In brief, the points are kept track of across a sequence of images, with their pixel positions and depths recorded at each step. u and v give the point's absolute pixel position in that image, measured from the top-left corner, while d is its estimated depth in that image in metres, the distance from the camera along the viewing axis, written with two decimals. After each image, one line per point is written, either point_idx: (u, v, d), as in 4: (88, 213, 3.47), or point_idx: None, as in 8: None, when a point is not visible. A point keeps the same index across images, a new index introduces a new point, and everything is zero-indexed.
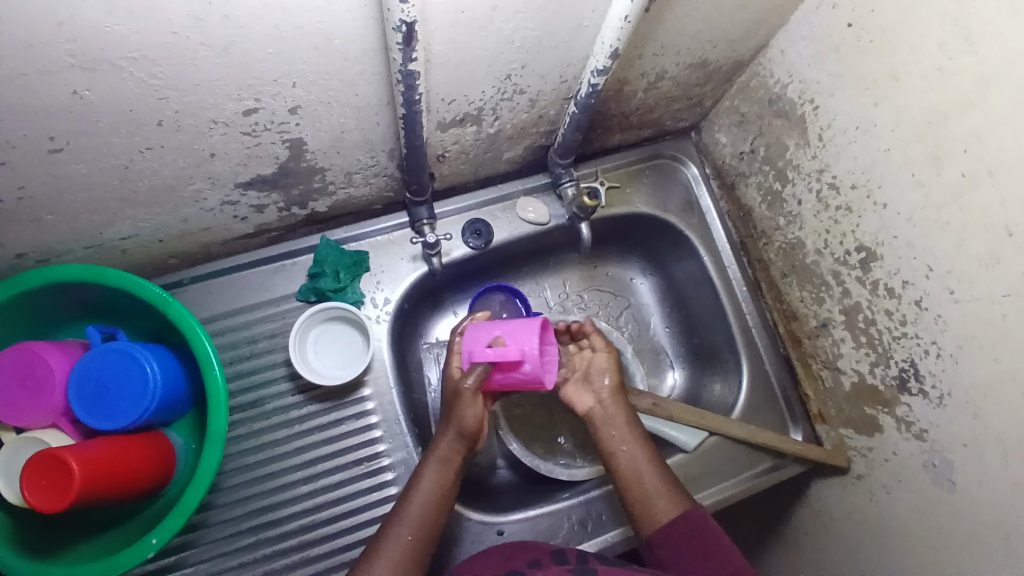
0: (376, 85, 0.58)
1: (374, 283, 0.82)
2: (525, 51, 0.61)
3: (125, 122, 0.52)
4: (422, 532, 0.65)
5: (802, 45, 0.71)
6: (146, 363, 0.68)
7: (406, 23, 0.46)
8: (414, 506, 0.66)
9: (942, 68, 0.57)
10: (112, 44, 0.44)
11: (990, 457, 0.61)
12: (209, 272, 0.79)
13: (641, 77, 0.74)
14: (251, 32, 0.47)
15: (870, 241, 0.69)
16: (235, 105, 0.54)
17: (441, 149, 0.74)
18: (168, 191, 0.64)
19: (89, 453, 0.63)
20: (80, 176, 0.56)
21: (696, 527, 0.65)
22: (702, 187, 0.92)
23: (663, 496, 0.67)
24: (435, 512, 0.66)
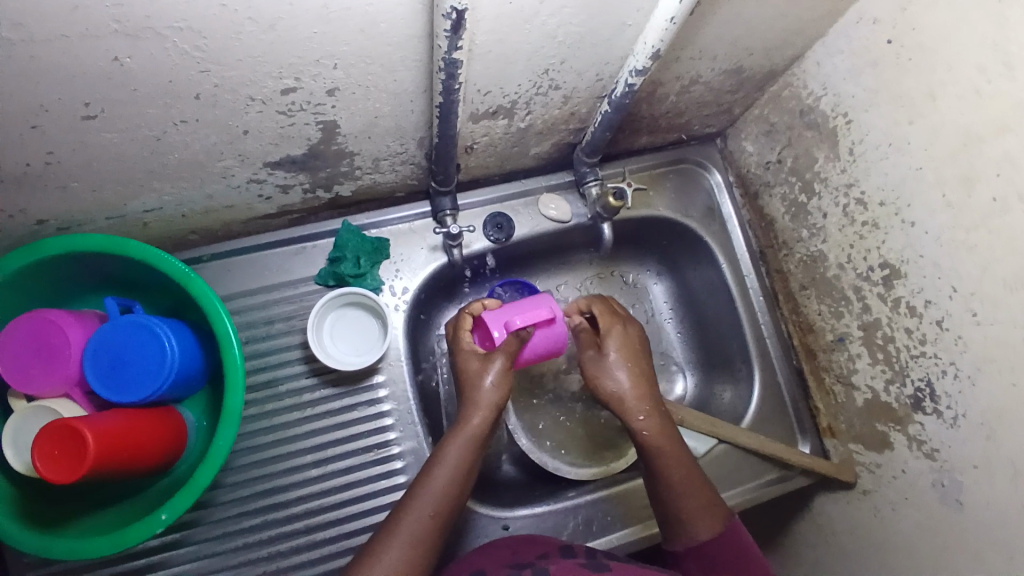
0: (415, 72, 0.58)
1: (393, 271, 0.82)
2: (566, 46, 0.61)
3: (162, 93, 0.51)
4: (443, 510, 0.62)
5: (839, 59, 0.70)
6: (165, 339, 0.68)
7: (456, 10, 0.46)
8: (432, 483, 0.63)
9: (980, 91, 0.57)
10: (158, 13, 0.43)
11: (1000, 480, 0.61)
12: (230, 250, 0.79)
13: (675, 80, 0.73)
14: (298, 9, 0.46)
15: (895, 258, 0.69)
16: (274, 84, 0.54)
17: (470, 141, 0.73)
18: (197, 166, 0.63)
19: (104, 426, 0.62)
20: (112, 146, 0.56)
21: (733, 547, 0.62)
22: (724, 194, 0.92)
23: (701, 513, 0.64)
24: (456, 491, 0.63)
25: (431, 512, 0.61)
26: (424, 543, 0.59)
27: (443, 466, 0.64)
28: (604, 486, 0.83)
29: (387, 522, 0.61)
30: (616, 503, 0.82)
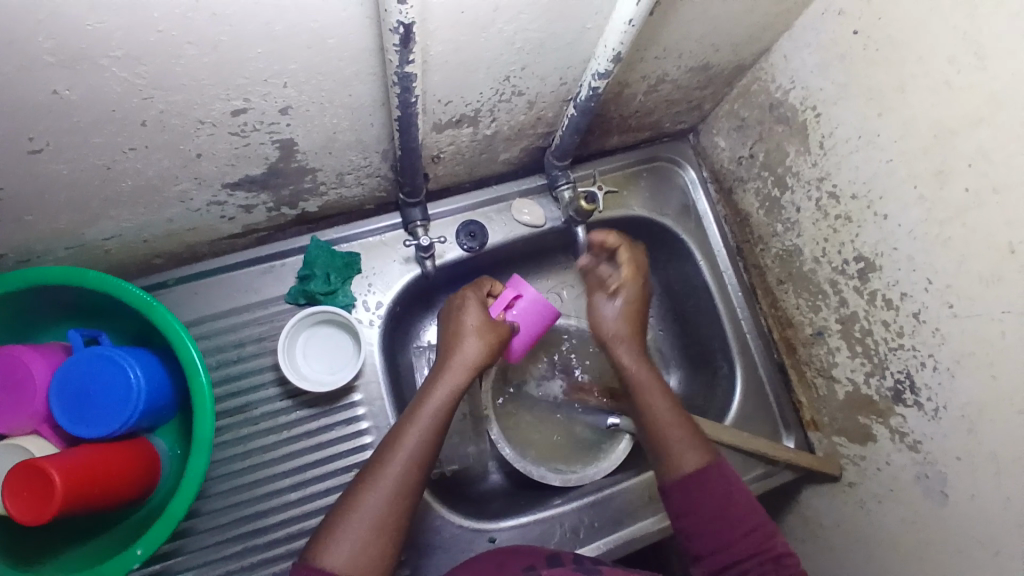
0: (371, 85, 0.56)
1: (365, 286, 0.80)
2: (526, 52, 0.59)
3: (108, 122, 0.49)
4: (427, 448, 0.63)
5: (807, 52, 0.70)
6: (130, 369, 0.66)
7: (404, 24, 0.44)
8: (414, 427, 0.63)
9: (951, 82, 0.57)
10: (94, 42, 0.41)
11: (983, 473, 0.61)
12: (195, 273, 0.77)
13: (642, 80, 0.72)
14: (243, 30, 0.45)
15: (870, 251, 0.69)
16: (222, 106, 0.52)
17: (436, 151, 0.72)
18: (153, 191, 0.61)
19: (71, 461, 0.61)
20: (61, 177, 0.54)
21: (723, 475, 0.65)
22: (699, 191, 0.91)
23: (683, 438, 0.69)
24: (435, 437, 0.64)
25: (414, 458, 0.62)
26: (407, 483, 0.61)
27: (428, 407, 0.65)
28: (590, 492, 0.83)
29: (366, 467, 0.61)
30: (603, 508, 0.81)
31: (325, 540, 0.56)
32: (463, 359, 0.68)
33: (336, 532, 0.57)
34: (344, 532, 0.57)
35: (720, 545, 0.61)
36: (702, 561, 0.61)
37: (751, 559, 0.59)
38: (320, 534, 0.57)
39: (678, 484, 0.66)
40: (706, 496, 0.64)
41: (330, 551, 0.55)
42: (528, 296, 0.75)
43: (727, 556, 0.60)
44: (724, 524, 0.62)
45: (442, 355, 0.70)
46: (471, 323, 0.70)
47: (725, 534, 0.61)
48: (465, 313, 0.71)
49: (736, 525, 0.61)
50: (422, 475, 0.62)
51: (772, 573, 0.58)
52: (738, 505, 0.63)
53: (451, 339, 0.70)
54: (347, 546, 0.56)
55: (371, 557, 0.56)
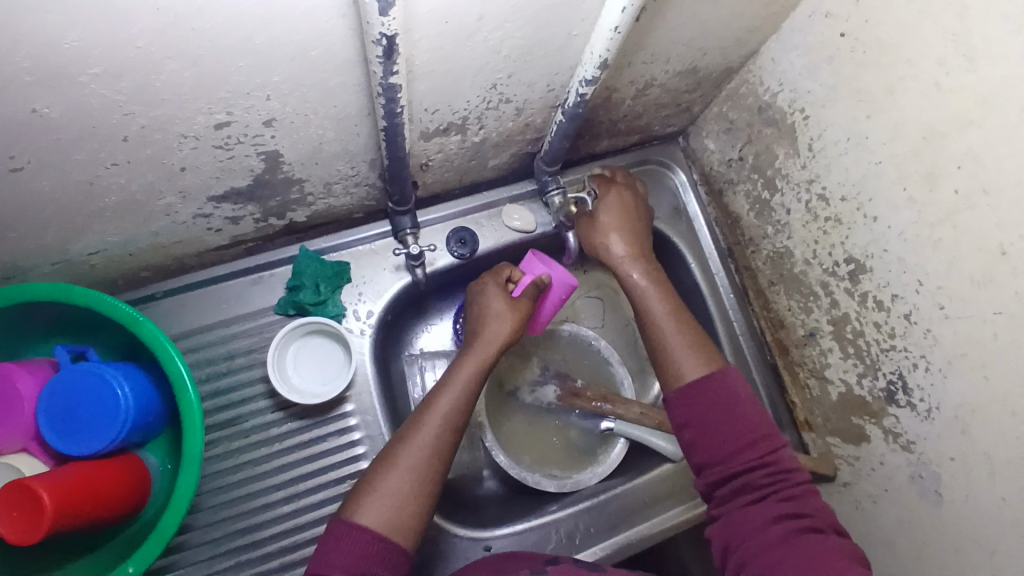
0: (356, 96, 0.55)
1: (355, 295, 0.80)
2: (513, 60, 0.59)
3: (89, 138, 0.49)
4: (459, 416, 0.67)
5: (795, 54, 0.69)
6: (117, 386, 0.65)
7: (387, 36, 0.44)
8: (449, 393, 0.68)
9: (940, 84, 0.56)
10: (73, 59, 0.41)
11: (977, 473, 0.61)
12: (184, 285, 0.76)
13: (630, 84, 0.72)
14: (224, 44, 0.44)
15: (860, 253, 0.69)
16: (205, 119, 0.51)
17: (424, 158, 0.71)
18: (138, 205, 0.60)
19: (60, 480, 0.60)
20: (43, 193, 0.53)
21: (726, 386, 0.64)
22: (689, 193, 0.91)
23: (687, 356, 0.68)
24: (467, 407, 0.69)
25: (447, 425, 0.66)
26: (442, 446, 0.65)
27: (459, 379, 0.69)
28: (585, 497, 0.82)
29: (400, 434, 0.66)
30: (598, 513, 0.81)
31: (366, 496, 0.61)
32: (492, 337, 0.73)
33: (375, 489, 0.61)
34: (382, 488, 0.61)
35: (728, 453, 0.61)
36: (708, 471, 0.62)
37: (758, 470, 0.60)
38: (358, 491, 0.62)
39: (685, 394, 0.65)
40: (712, 406, 0.63)
41: (368, 506, 0.60)
42: (566, 283, 0.79)
43: (736, 466, 0.60)
44: (731, 432, 0.61)
45: (473, 334, 0.74)
46: (499, 305, 0.74)
47: (734, 442, 0.61)
48: (493, 292, 0.75)
49: (746, 433, 0.61)
50: (453, 442, 0.66)
51: (770, 484, 0.59)
52: (748, 414, 0.63)
53: (481, 316, 0.75)
54: (384, 501, 0.60)
55: (405, 514, 0.61)
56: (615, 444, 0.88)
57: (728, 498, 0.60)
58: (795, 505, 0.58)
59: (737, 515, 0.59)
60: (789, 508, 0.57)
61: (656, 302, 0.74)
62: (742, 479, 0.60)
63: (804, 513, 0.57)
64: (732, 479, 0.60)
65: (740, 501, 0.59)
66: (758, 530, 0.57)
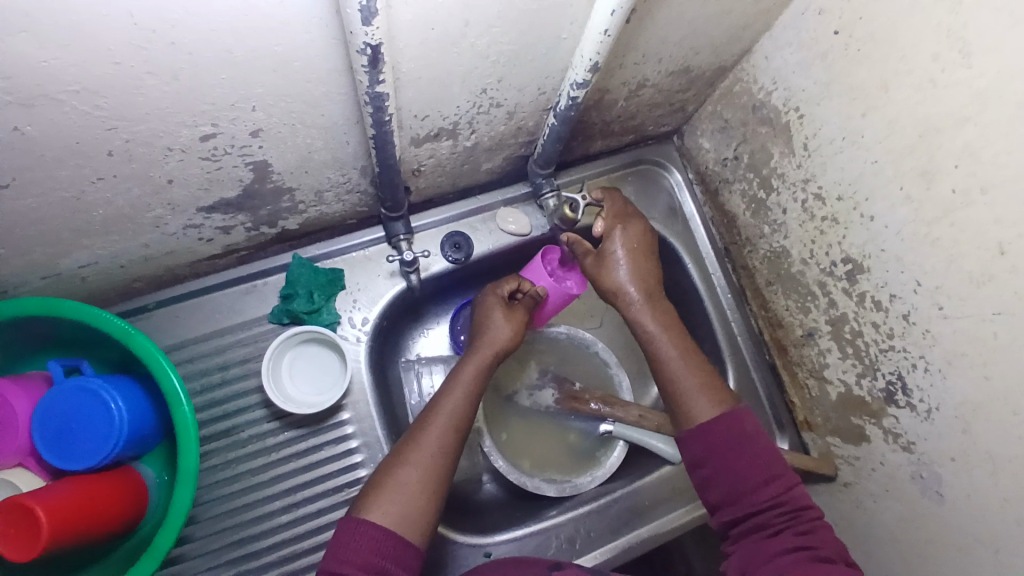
0: (343, 104, 0.55)
1: (350, 302, 0.79)
2: (502, 65, 0.58)
3: (72, 155, 0.48)
4: (461, 417, 0.68)
5: (788, 51, 0.69)
6: (111, 401, 0.65)
7: (371, 46, 0.43)
8: (451, 396, 0.69)
9: (935, 80, 0.56)
10: (49, 77, 0.40)
11: (980, 472, 0.60)
12: (176, 296, 0.75)
13: (622, 86, 0.71)
14: (204, 57, 0.43)
15: (857, 253, 0.68)
16: (190, 132, 0.50)
17: (416, 164, 0.71)
18: (125, 219, 0.60)
19: (57, 498, 0.60)
20: (28, 211, 0.52)
21: (735, 424, 0.64)
22: (685, 192, 0.90)
23: (701, 398, 0.67)
24: (470, 408, 0.69)
25: (450, 426, 0.66)
26: (446, 444, 0.65)
27: (460, 381, 0.70)
28: (585, 501, 0.82)
29: (406, 437, 0.66)
30: (599, 517, 0.80)
31: (372, 497, 0.61)
32: (492, 340, 0.73)
33: (381, 490, 0.61)
34: (389, 490, 0.61)
35: (741, 493, 0.61)
36: (723, 509, 0.62)
37: (772, 508, 0.60)
38: (365, 494, 0.62)
39: (695, 433, 0.64)
40: (724, 448, 0.62)
41: (374, 506, 0.60)
42: (571, 294, 0.79)
43: (750, 504, 0.60)
44: (747, 472, 0.61)
45: (472, 342, 0.75)
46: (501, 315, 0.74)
47: (748, 482, 0.61)
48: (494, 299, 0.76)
49: (759, 471, 0.61)
50: (457, 441, 0.67)
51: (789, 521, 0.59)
52: (762, 449, 0.62)
53: (482, 322, 0.75)
54: (395, 499, 0.61)
55: (412, 512, 0.61)
56: (614, 447, 0.87)
57: (744, 537, 0.60)
58: (810, 540, 0.57)
59: (751, 550, 0.58)
60: (807, 543, 0.57)
61: (666, 348, 0.71)
62: (757, 517, 0.60)
63: (820, 546, 0.57)
64: (746, 517, 0.60)
65: (754, 539, 0.59)
66: (771, 565, 0.56)
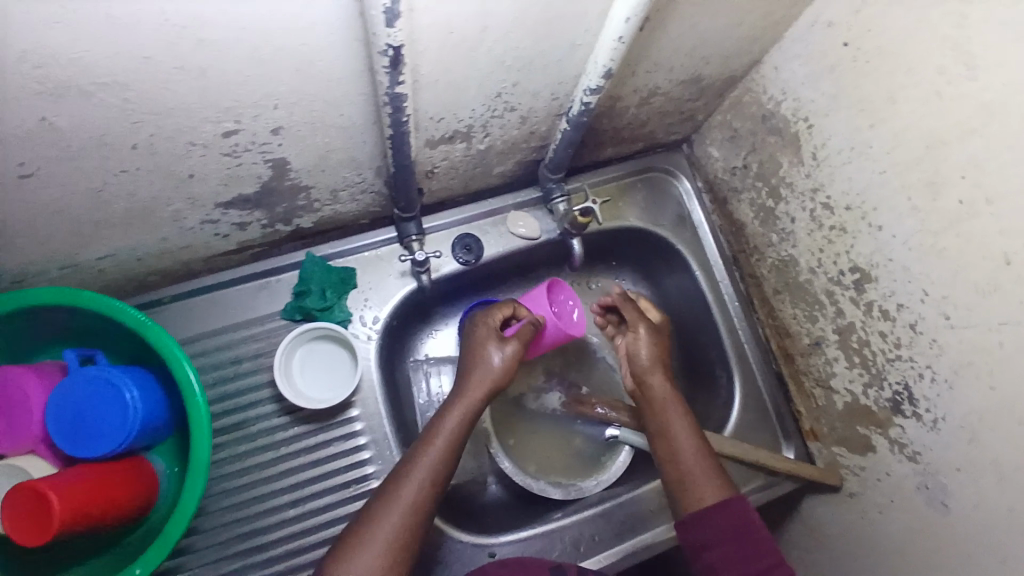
0: (362, 105, 0.56)
1: (361, 301, 0.80)
2: (517, 70, 0.59)
3: (98, 147, 0.49)
4: (441, 470, 0.64)
5: (797, 63, 0.70)
6: (125, 390, 0.66)
7: (393, 47, 0.44)
8: (429, 451, 0.65)
9: (941, 93, 0.57)
10: (81, 70, 0.41)
11: (985, 482, 0.61)
12: (190, 291, 0.77)
13: (633, 93, 0.72)
14: (230, 55, 0.45)
15: (865, 262, 0.69)
16: (213, 128, 0.52)
17: (429, 166, 0.72)
18: (145, 212, 0.61)
19: (67, 484, 0.61)
20: (52, 201, 0.54)
21: (736, 512, 0.63)
22: (694, 201, 0.91)
23: (707, 479, 0.67)
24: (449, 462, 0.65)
25: (428, 480, 0.63)
26: (422, 499, 0.62)
27: (443, 428, 0.66)
28: (589, 505, 0.82)
29: (381, 491, 0.62)
30: (603, 521, 0.81)
31: (339, 557, 0.58)
32: (478, 385, 0.69)
33: (351, 550, 0.58)
34: (360, 552, 0.58)
35: None
36: None
37: None
38: (336, 554, 0.58)
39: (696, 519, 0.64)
40: (726, 534, 0.62)
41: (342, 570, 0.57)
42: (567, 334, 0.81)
43: None
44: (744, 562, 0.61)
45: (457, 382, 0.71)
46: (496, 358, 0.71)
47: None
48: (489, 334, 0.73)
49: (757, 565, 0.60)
50: (434, 495, 0.63)
51: None
52: (763, 542, 0.62)
53: (471, 360, 0.71)
54: (364, 562, 0.57)
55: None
56: (619, 452, 0.87)
57: None
58: None
59: None
60: None
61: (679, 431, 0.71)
62: None
63: None
64: None
65: None
66: None
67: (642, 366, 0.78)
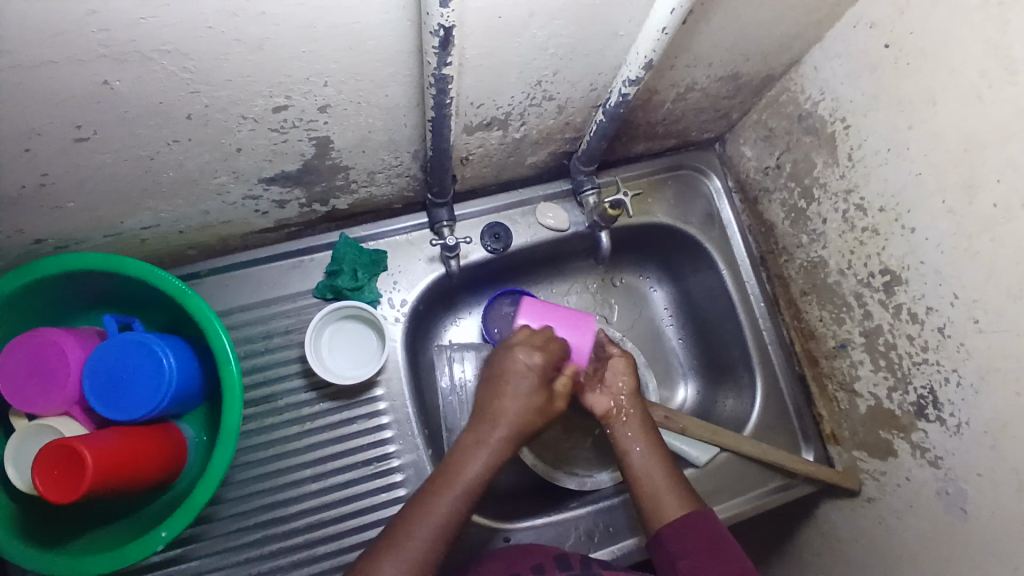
0: (406, 86, 0.57)
1: (390, 283, 0.82)
2: (558, 58, 0.60)
3: (153, 114, 0.51)
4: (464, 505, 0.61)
5: (837, 63, 0.70)
6: (163, 355, 0.68)
7: (444, 27, 0.46)
8: (440, 502, 0.60)
9: (982, 95, 0.56)
10: (145, 35, 0.43)
11: (1006, 489, 0.60)
12: (227, 265, 0.79)
13: (670, 88, 0.73)
14: (287, 29, 0.46)
15: (896, 264, 0.68)
16: (264, 102, 0.54)
17: (465, 152, 0.73)
18: (191, 183, 0.63)
19: (102, 445, 0.62)
20: (105, 166, 0.56)
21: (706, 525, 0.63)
22: (724, 200, 0.91)
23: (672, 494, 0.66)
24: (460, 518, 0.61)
25: (450, 516, 0.60)
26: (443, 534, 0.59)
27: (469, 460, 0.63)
28: (605, 496, 0.83)
29: (400, 521, 0.60)
30: (617, 513, 0.81)
31: None
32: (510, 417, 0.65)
33: None
34: None
35: None
36: None
37: None
38: None
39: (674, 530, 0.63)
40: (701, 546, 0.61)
41: None
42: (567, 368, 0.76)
43: None
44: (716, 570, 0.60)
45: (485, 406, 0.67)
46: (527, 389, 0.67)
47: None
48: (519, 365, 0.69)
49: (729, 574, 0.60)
50: (455, 530, 0.60)
51: None
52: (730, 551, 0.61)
53: (499, 386, 0.67)
54: None
55: None
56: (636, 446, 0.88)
57: None
58: None
59: None
60: None
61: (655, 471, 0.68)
62: None
63: None
64: None
65: None
66: None
67: (615, 388, 0.76)
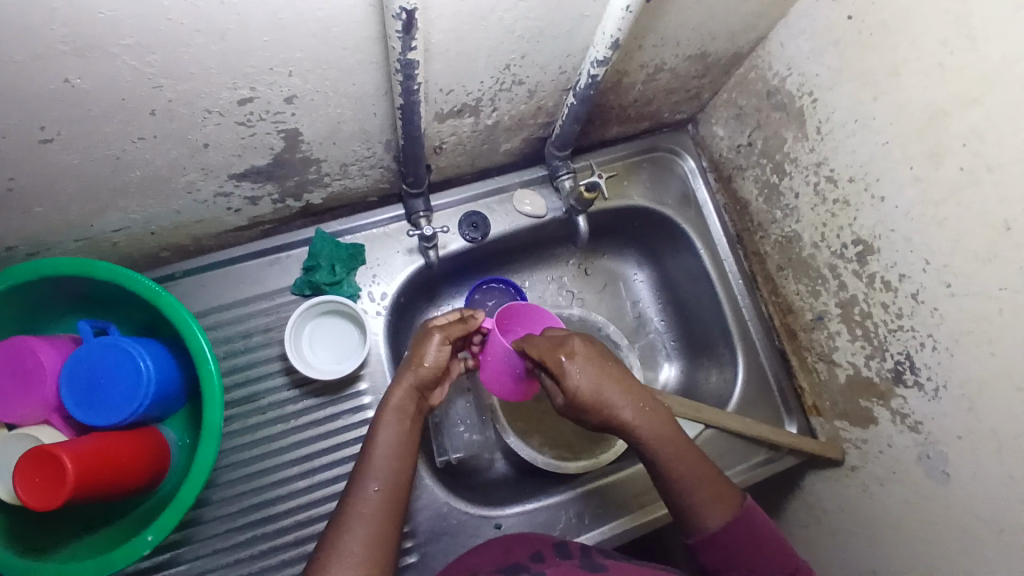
0: (374, 74, 0.57)
1: (370, 276, 0.81)
2: (526, 40, 0.60)
3: (118, 110, 0.50)
4: (392, 483, 0.59)
5: (802, 39, 0.71)
6: (140, 358, 0.67)
7: (406, 10, 0.45)
8: (365, 487, 0.58)
9: (942, 63, 0.57)
10: (105, 30, 0.42)
11: (984, 450, 0.62)
12: (202, 265, 0.77)
13: (640, 69, 0.73)
14: (249, 20, 0.46)
15: (868, 234, 0.70)
16: (230, 95, 0.53)
17: (438, 141, 0.73)
18: (161, 181, 0.62)
19: (83, 450, 0.61)
20: (71, 167, 0.55)
21: (747, 528, 0.61)
22: (699, 180, 0.92)
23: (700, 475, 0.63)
24: (403, 466, 0.60)
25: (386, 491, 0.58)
26: (380, 515, 0.57)
27: (381, 440, 0.61)
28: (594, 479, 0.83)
29: (338, 515, 0.57)
30: (607, 494, 0.82)
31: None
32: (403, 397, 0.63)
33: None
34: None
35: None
36: None
37: None
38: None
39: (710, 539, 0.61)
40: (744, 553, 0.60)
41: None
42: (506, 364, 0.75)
43: None
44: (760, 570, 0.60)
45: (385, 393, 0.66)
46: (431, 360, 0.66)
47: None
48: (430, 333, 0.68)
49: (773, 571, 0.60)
50: (399, 507, 0.59)
51: None
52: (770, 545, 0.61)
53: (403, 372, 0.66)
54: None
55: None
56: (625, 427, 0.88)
57: None
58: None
59: None
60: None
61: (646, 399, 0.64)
62: None
63: None
64: None
65: None
66: None
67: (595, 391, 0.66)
